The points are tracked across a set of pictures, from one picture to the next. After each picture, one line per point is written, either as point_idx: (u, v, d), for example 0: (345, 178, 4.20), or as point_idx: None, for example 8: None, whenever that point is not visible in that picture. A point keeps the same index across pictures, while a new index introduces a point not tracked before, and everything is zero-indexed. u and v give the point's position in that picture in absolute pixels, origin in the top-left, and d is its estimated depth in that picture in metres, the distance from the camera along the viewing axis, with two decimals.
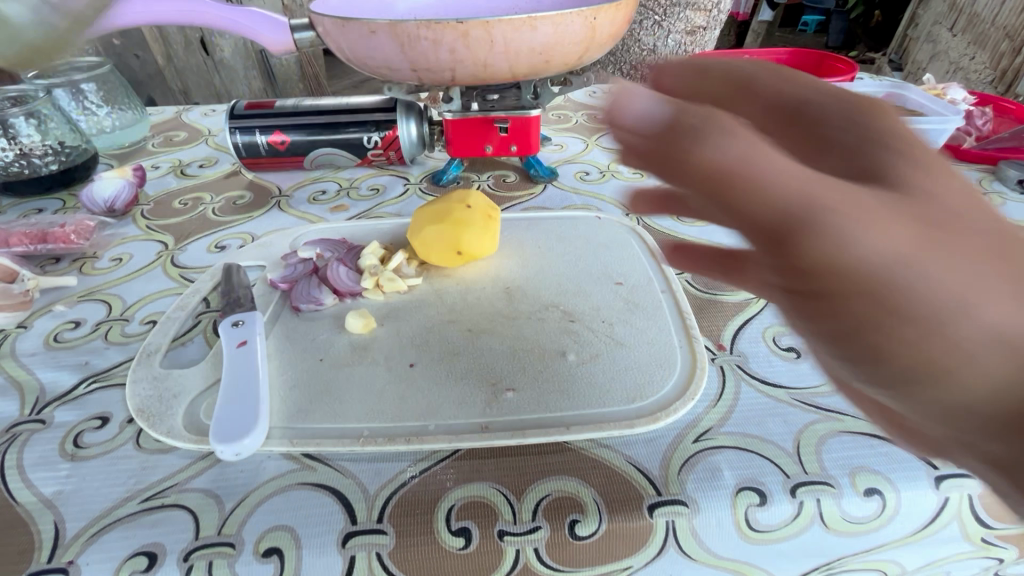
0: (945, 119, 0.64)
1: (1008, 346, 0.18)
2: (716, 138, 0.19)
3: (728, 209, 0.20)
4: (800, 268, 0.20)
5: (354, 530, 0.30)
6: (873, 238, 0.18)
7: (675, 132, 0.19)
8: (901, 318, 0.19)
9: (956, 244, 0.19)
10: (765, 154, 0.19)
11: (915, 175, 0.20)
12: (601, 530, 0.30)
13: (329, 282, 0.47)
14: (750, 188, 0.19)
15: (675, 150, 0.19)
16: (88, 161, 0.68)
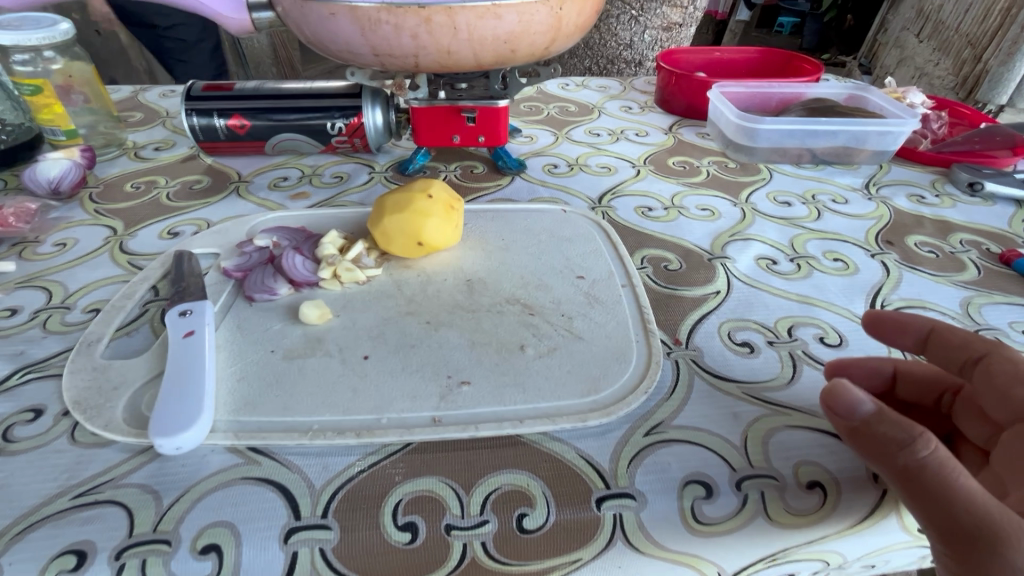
0: (903, 122, 0.66)
1: None
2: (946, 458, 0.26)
3: (929, 514, 0.26)
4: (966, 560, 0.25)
5: (297, 525, 0.29)
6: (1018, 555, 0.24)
7: (888, 424, 0.27)
8: None
9: None
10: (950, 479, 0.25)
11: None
12: (548, 524, 0.30)
13: (284, 272, 0.46)
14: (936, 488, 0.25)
15: (891, 444, 0.27)
16: (31, 140, 0.65)
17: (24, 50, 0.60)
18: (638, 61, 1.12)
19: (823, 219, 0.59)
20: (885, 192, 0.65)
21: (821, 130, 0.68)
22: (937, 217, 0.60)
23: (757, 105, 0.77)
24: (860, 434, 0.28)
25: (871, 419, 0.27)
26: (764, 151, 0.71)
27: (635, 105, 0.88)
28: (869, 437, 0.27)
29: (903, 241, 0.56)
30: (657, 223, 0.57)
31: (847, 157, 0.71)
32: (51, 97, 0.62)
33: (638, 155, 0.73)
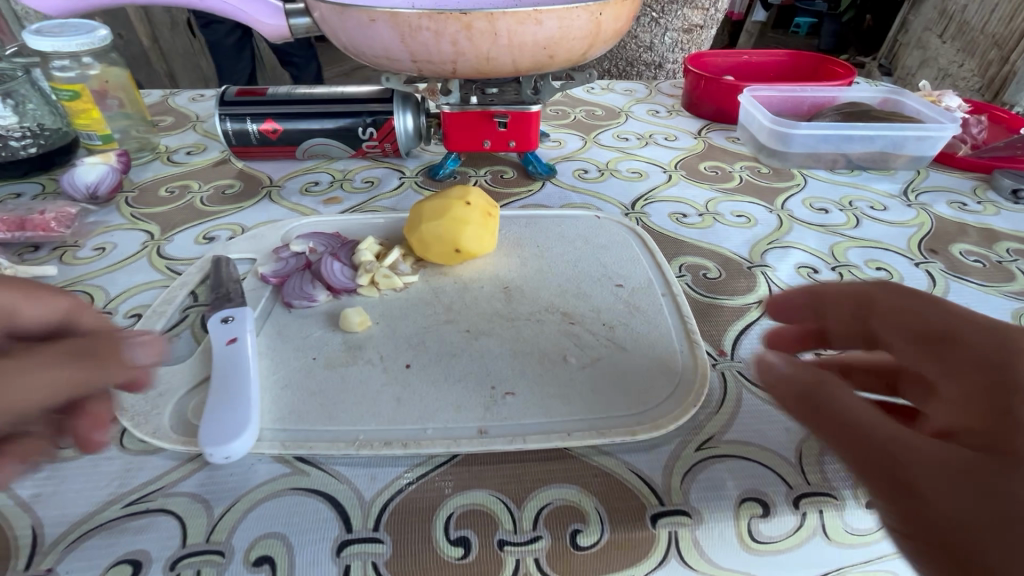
0: (944, 127, 0.64)
1: None
2: (846, 398, 0.24)
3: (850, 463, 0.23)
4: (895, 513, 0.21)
5: (349, 537, 0.29)
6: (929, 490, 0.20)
7: (807, 376, 0.26)
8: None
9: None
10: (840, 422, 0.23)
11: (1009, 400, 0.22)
12: (603, 540, 0.29)
13: (322, 278, 0.45)
14: (843, 429, 0.23)
15: (812, 393, 0.25)
16: (68, 144, 0.66)
17: (62, 57, 0.60)
18: (661, 63, 1.11)
19: (862, 226, 0.58)
20: (925, 199, 0.64)
21: (857, 134, 0.67)
22: (981, 225, 0.59)
23: (789, 109, 0.76)
24: (780, 395, 0.26)
25: (789, 372, 0.26)
26: (798, 157, 0.70)
27: (662, 109, 0.87)
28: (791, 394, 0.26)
29: (947, 249, 0.55)
30: (693, 230, 0.56)
31: (883, 162, 0.70)
32: (88, 102, 0.63)
33: (668, 160, 0.72)
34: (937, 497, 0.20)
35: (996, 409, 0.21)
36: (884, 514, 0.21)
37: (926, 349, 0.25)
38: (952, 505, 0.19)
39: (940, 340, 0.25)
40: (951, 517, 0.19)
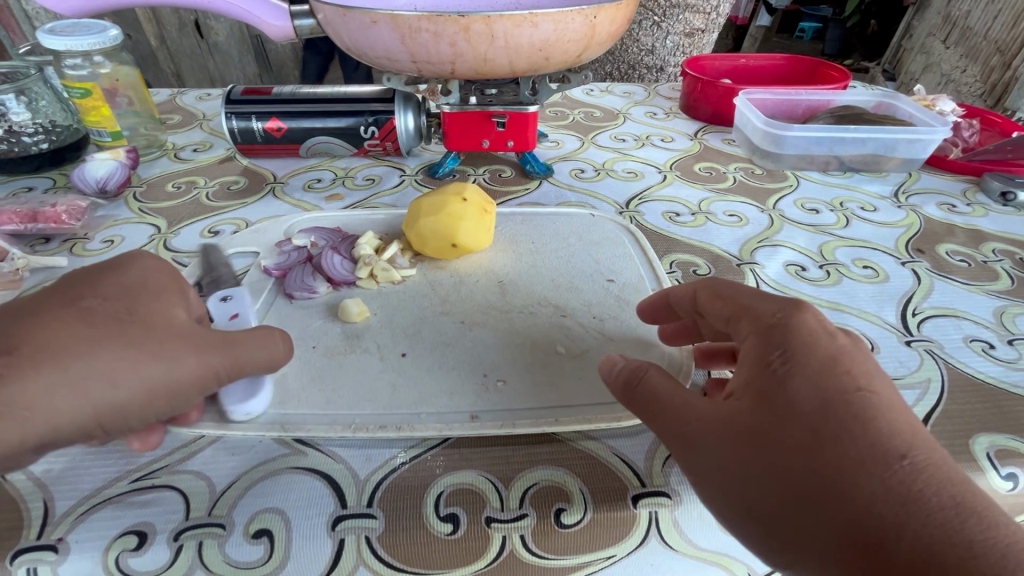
0: (934, 130, 0.66)
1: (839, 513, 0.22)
2: (662, 381, 0.30)
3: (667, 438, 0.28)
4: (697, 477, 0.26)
5: (343, 513, 0.30)
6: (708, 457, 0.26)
7: (640, 370, 0.31)
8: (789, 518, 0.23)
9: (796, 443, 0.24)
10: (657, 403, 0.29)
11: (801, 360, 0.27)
12: (585, 519, 0.30)
13: (323, 271, 0.47)
14: (658, 412, 0.29)
15: (635, 383, 0.30)
16: (78, 141, 0.68)
17: (75, 55, 0.62)
18: (660, 67, 1.12)
19: (851, 226, 0.59)
20: (915, 200, 0.65)
21: (849, 137, 0.68)
22: (969, 226, 0.60)
23: (783, 113, 0.77)
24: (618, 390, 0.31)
25: (623, 370, 0.31)
26: (791, 158, 0.71)
27: (659, 111, 0.89)
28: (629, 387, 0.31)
29: (934, 249, 0.56)
30: (685, 229, 0.58)
31: (875, 164, 0.71)
32: (98, 100, 0.64)
33: (664, 161, 0.73)
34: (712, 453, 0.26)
35: (762, 367, 0.27)
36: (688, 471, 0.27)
37: (737, 324, 0.30)
38: (732, 456, 0.25)
39: (738, 318, 0.30)
40: (735, 467, 0.25)
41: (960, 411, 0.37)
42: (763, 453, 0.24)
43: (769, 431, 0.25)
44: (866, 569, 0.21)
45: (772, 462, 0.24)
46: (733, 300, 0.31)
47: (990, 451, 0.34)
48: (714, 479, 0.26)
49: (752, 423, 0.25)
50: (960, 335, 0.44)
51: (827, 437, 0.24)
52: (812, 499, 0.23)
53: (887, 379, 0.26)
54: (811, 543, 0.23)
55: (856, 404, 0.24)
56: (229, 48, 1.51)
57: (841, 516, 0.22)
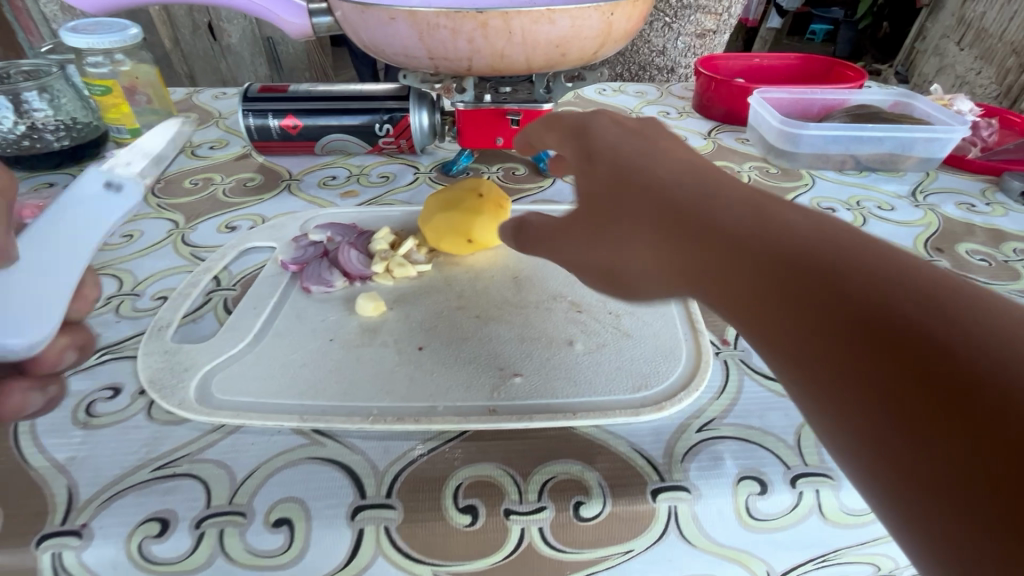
0: (953, 129, 0.65)
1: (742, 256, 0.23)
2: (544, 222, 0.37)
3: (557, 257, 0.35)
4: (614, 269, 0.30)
5: (363, 503, 0.30)
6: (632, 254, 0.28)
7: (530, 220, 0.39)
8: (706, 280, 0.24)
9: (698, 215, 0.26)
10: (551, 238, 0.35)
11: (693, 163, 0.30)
12: (604, 513, 0.30)
13: (339, 265, 0.47)
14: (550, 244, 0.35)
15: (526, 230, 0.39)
16: (98, 138, 0.69)
17: (96, 53, 0.63)
18: (672, 68, 1.12)
19: (869, 225, 0.59)
20: (933, 200, 0.64)
21: (867, 135, 0.68)
22: (988, 226, 0.59)
23: (799, 111, 0.76)
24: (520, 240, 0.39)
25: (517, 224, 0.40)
26: (807, 157, 0.71)
27: (672, 110, 0.89)
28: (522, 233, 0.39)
29: (953, 249, 0.55)
30: None
31: (892, 164, 0.70)
32: (118, 97, 0.66)
33: None
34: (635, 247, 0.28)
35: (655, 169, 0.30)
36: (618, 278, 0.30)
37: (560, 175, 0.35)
38: (654, 241, 0.27)
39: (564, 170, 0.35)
40: (656, 252, 0.27)
41: None
42: (680, 240, 0.26)
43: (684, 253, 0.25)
44: (776, 293, 0.22)
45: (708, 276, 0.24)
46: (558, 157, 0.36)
47: None
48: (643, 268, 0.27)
49: (668, 230, 0.26)
50: None
51: (719, 201, 0.26)
52: (767, 276, 0.22)
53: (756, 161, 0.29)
54: (733, 299, 0.23)
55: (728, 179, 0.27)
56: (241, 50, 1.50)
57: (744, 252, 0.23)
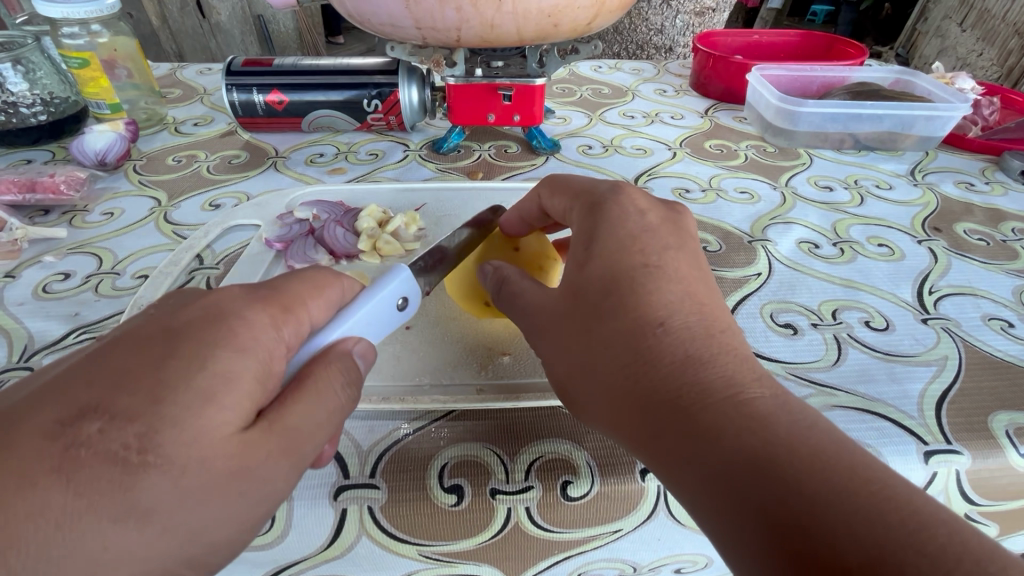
0: (954, 106, 0.63)
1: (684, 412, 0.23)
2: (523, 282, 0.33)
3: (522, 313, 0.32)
4: (567, 372, 0.29)
5: (346, 483, 0.30)
6: (586, 373, 0.28)
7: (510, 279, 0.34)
8: (662, 425, 0.24)
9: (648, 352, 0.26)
10: (522, 293, 0.32)
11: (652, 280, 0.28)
12: (592, 493, 0.30)
13: (325, 243, 0.47)
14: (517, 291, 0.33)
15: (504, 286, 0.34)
16: (77, 113, 0.67)
17: (72, 23, 0.61)
18: (670, 46, 1.10)
19: (866, 204, 0.58)
20: (932, 178, 0.63)
21: (865, 114, 0.66)
22: (987, 205, 0.58)
23: (798, 89, 0.75)
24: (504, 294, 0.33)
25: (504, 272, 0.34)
26: (805, 136, 0.69)
27: (669, 88, 0.87)
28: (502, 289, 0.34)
29: (951, 228, 0.54)
30: (695, 206, 0.56)
31: (891, 142, 0.69)
32: (97, 70, 0.63)
33: (674, 138, 0.71)
34: (595, 365, 0.27)
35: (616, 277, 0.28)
36: (569, 387, 0.29)
37: (605, 270, 0.29)
38: (614, 372, 0.26)
39: (627, 271, 0.28)
40: (615, 382, 0.26)
41: (978, 388, 0.36)
42: (635, 384, 0.25)
43: (697, 437, 0.23)
44: (712, 465, 0.21)
45: (649, 422, 0.24)
46: (614, 238, 0.30)
47: (1010, 428, 0.33)
48: (603, 390, 0.27)
49: (631, 369, 0.26)
50: (978, 313, 0.43)
51: (672, 348, 0.26)
52: (702, 447, 0.22)
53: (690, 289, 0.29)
54: (676, 454, 0.23)
55: (683, 321, 0.27)
56: (231, 27, 1.45)
57: (685, 411, 0.23)
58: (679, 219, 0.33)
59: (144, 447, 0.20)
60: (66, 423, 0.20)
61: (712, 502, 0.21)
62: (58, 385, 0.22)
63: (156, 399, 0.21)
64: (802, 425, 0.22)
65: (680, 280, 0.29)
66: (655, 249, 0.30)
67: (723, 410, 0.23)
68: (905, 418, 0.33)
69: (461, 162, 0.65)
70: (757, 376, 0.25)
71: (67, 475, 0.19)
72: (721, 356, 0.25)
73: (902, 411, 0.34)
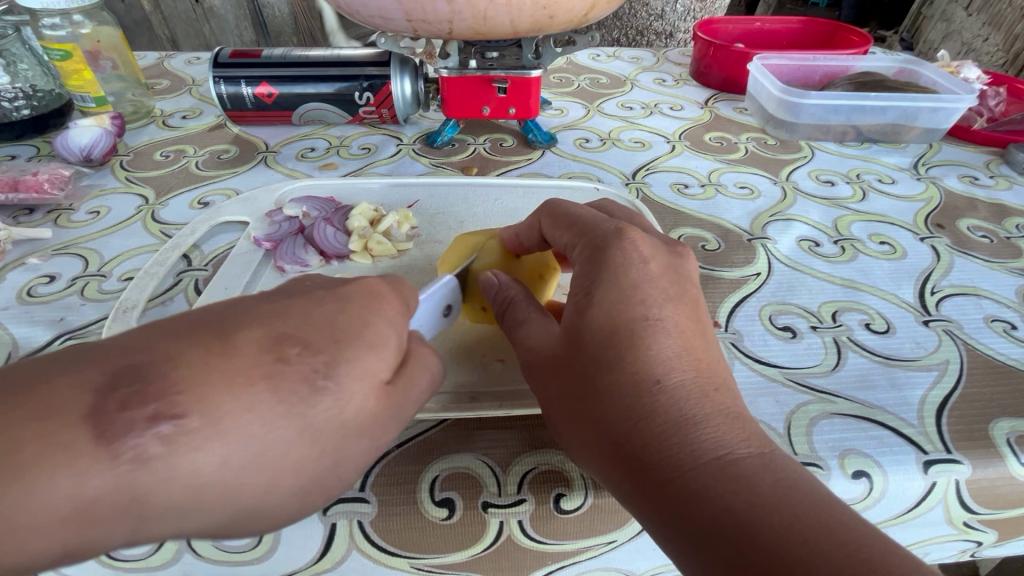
0: (959, 98, 0.62)
1: (676, 477, 0.24)
2: (524, 314, 0.32)
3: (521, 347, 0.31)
4: (560, 418, 0.28)
5: (335, 497, 0.29)
6: (581, 425, 0.27)
7: (510, 305, 0.33)
8: (654, 490, 0.24)
9: (643, 413, 0.25)
10: (522, 328, 0.32)
11: (654, 334, 0.27)
12: (585, 505, 0.29)
13: (315, 243, 0.46)
14: (518, 322, 0.32)
15: (506, 312, 0.33)
16: (62, 106, 0.65)
17: (53, 14, 0.59)
18: (669, 33, 1.07)
19: (868, 199, 0.57)
20: (935, 172, 0.62)
21: (868, 105, 0.65)
22: (991, 200, 0.57)
23: (800, 79, 0.73)
24: (505, 323, 0.33)
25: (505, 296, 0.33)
26: (807, 128, 0.68)
27: (668, 77, 0.85)
28: (504, 314, 0.33)
29: (954, 225, 0.53)
30: (694, 202, 0.55)
31: (895, 135, 0.68)
32: (80, 63, 0.61)
33: (673, 130, 0.70)
34: (590, 419, 0.27)
35: (615, 328, 0.27)
36: (564, 433, 0.29)
37: (605, 321, 0.27)
38: (608, 428, 0.26)
39: (626, 325, 0.27)
40: (608, 439, 0.26)
41: (979, 394, 0.35)
42: (629, 443, 0.25)
43: (688, 506, 0.23)
44: (699, 537, 0.22)
45: (641, 484, 0.25)
46: (616, 287, 0.28)
47: (1011, 436, 0.32)
48: (595, 445, 0.27)
49: (625, 428, 0.26)
50: (981, 315, 0.42)
51: (667, 407, 0.25)
52: (691, 517, 0.23)
53: (691, 341, 0.28)
54: (667, 521, 0.23)
55: (682, 377, 0.26)
56: (223, 12, 1.41)
57: (676, 476, 0.24)
58: (683, 263, 0.31)
59: (324, 375, 0.22)
60: (269, 341, 0.22)
61: (700, 563, 0.22)
62: (256, 307, 0.24)
63: (338, 340, 0.23)
64: (788, 487, 0.22)
65: (679, 333, 0.27)
66: (659, 297, 0.28)
67: (714, 474, 0.23)
68: (905, 425, 0.33)
69: (455, 156, 0.64)
70: (747, 434, 0.25)
71: (273, 383, 0.21)
72: (714, 414, 0.25)
73: (902, 419, 0.33)
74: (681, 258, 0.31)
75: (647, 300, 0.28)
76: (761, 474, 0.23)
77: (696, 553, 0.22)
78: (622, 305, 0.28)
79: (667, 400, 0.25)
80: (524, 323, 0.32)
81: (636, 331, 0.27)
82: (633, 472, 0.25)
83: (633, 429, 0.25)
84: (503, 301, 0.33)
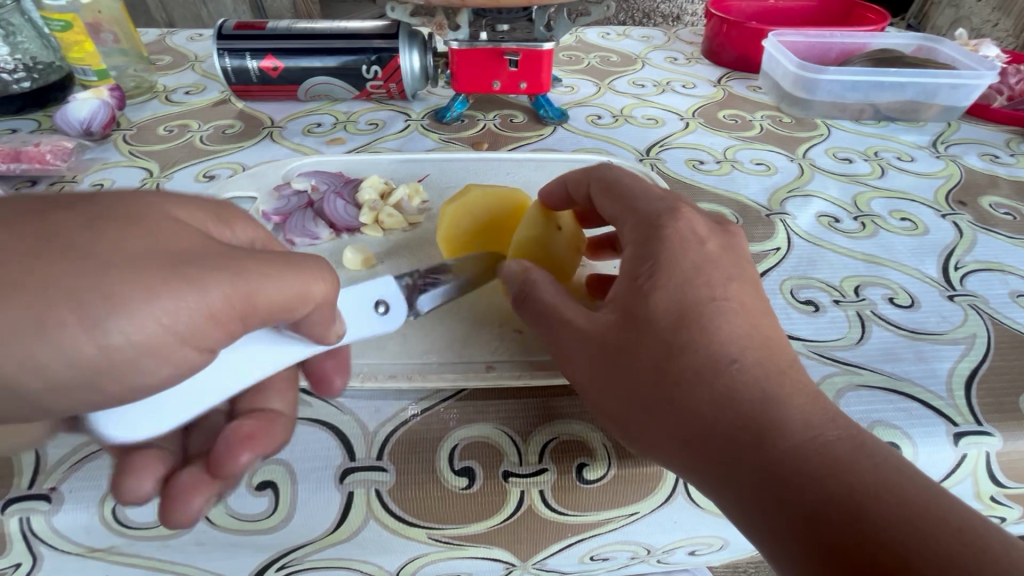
0: (979, 74, 0.61)
1: (764, 458, 0.23)
2: (563, 299, 0.30)
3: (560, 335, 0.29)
4: (616, 403, 0.27)
5: (352, 466, 0.28)
6: (646, 407, 0.26)
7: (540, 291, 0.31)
8: (741, 473, 0.23)
9: (719, 392, 0.24)
10: (564, 311, 0.30)
11: (721, 315, 0.26)
12: (608, 476, 0.29)
13: (325, 216, 0.45)
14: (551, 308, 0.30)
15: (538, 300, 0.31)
16: (63, 80, 0.64)
17: None
18: (678, 15, 1.05)
19: (887, 176, 0.56)
20: (955, 150, 0.61)
21: (887, 82, 0.63)
22: (1013, 177, 0.56)
23: (815, 57, 0.72)
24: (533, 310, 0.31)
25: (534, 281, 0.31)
26: (823, 105, 0.67)
27: (680, 55, 0.83)
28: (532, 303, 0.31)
29: (976, 202, 0.52)
30: (710, 177, 0.54)
31: (913, 113, 0.66)
32: (80, 33, 0.59)
33: (686, 107, 0.69)
34: (657, 400, 0.25)
35: (684, 306, 0.26)
36: (620, 421, 0.27)
37: (671, 302, 0.26)
38: (678, 408, 0.25)
39: (693, 305, 0.26)
40: (680, 422, 0.25)
41: (1008, 367, 0.34)
42: (706, 425, 0.24)
43: (781, 487, 0.22)
44: (798, 517, 0.21)
45: (722, 466, 0.23)
46: (678, 267, 0.27)
47: None
48: (663, 429, 0.25)
49: (701, 407, 0.24)
50: (1007, 290, 0.41)
51: (744, 386, 0.24)
52: (784, 496, 0.22)
53: (756, 319, 0.27)
54: (758, 502, 0.22)
55: (752, 355, 0.25)
56: None
57: (764, 456, 0.23)
58: (733, 242, 0.30)
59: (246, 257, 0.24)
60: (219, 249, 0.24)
61: (800, 548, 0.21)
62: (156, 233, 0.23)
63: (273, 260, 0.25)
64: (887, 467, 0.21)
65: (742, 312, 0.27)
66: (721, 278, 0.27)
67: (807, 454, 0.22)
68: (933, 398, 0.32)
69: (465, 131, 0.63)
70: (830, 413, 0.24)
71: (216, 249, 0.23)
72: (789, 392, 0.24)
73: (931, 391, 0.33)
74: (730, 236, 0.30)
75: (711, 281, 0.27)
76: (851, 453, 0.22)
77: (796, 538, 0.21)
78: (688, 285, 0.27)
79: (741, 379, 0.24)
80: (565, 307, 0.30)
81: (702, 312, 0.26)
82: (714, 456, 0.24)
83: (708, 409, 0.24)
84: (533, 285, 0.31)
